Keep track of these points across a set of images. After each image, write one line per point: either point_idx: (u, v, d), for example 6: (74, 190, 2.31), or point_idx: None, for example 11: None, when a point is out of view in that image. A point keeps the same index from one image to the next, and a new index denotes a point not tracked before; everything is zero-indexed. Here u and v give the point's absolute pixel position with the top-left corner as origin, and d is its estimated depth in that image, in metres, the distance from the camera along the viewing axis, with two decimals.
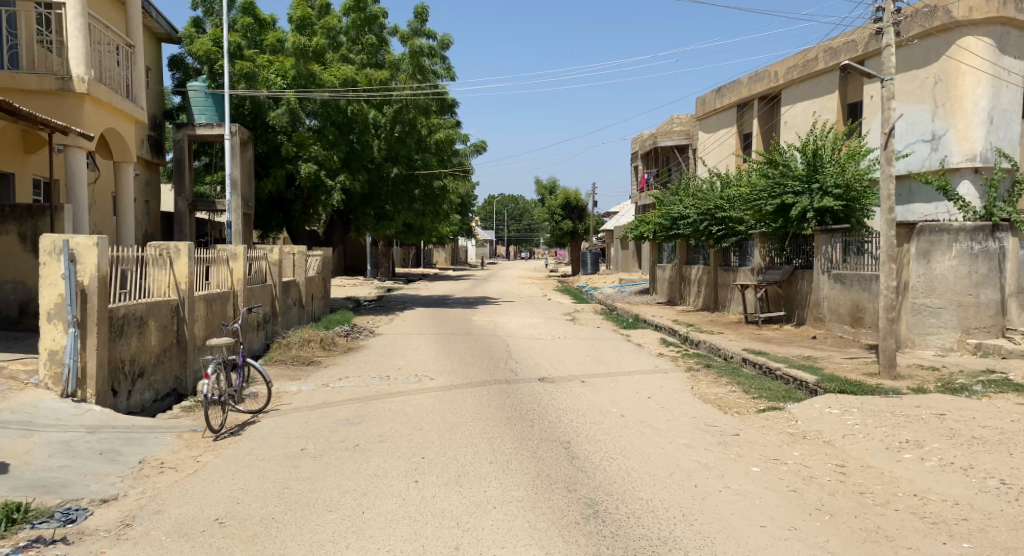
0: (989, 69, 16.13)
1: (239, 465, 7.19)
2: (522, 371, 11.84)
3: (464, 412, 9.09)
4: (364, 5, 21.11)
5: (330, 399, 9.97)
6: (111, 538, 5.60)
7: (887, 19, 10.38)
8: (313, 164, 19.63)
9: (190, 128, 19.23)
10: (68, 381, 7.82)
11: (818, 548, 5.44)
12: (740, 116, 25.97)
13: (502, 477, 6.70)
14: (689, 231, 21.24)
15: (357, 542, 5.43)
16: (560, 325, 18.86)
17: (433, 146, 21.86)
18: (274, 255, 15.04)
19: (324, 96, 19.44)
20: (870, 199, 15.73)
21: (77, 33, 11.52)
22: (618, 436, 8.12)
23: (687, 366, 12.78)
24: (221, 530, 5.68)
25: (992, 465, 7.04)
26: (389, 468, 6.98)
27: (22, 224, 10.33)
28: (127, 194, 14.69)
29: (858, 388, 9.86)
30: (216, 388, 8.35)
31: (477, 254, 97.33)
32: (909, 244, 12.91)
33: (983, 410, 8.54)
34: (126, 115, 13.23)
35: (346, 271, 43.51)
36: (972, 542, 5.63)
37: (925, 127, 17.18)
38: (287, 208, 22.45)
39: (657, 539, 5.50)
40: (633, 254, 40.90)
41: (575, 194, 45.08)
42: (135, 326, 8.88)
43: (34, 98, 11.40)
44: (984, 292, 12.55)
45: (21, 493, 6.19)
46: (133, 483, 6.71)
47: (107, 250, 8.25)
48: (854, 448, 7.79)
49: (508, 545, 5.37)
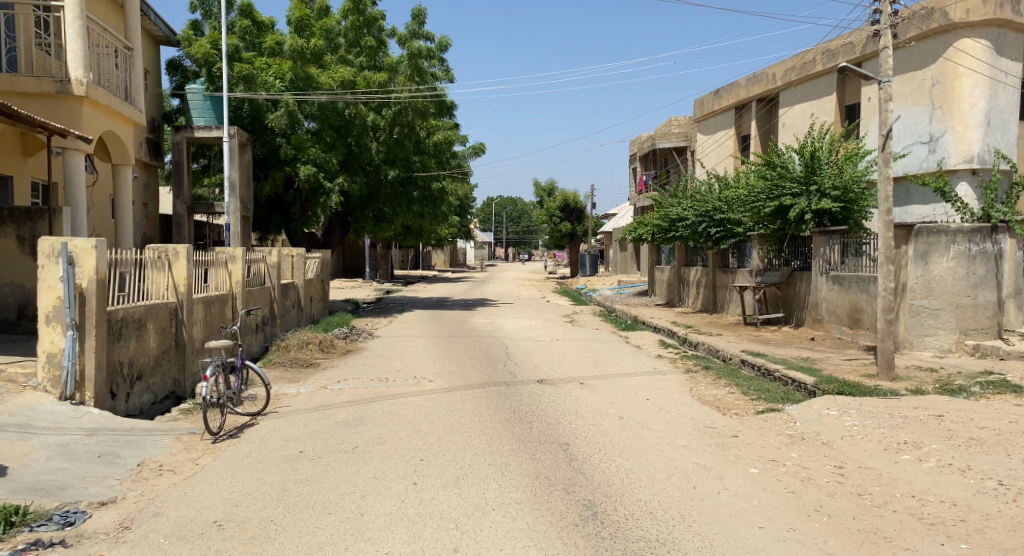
0: (986, 71, 16.17)
1: (237, 467, 7.19)
2: (521, 373, 11.83)
3: (462, 414, 9.09)
4: (363, 7, 21.31)
5: (328, 402, 9.98)
6: (110, 540, 5.60)
7: (885, 21, 10.39)
8: (312, 167, 19.50)
9: (188, 130, 19.16)
10: (67, 383, 7.82)
11: (816, 549, 5.45)
12: (739, 118, 26.00)
13: (500, 478, 6.70)
14: (687, 232, 21.22)
15: (356, 544, 5.44)
16: (559, 327, 18.84)
17: (432, 148, 22.42)
18: (274, 257, 15.06)
19: (322, 99, 19.51)
20: (867, 201, 15.76)
21: (75, 36, 11.47)
22: (617, 437, 8.13)
23: (686, 368, 12.79)
24: (219, 532, 5.68)
25: (990, 466, 7.05)
26: (387, 470, 6.98)
27: (21, 227, 10.32)
28: (125, 197, 14.69)
29: (856, 389, 9.88)
30: (216, 390, 8.37)
31: (476, 255, 97.30)
32: (907, 245, 12.99)
33: (980, 411, 8.55)
34: (125, 117, 13.24)
35: (344, 272, 43.42)
36: (970, 543, 5.64)
37: (923, 129, 17.22)
38: (285, 211, 22.52)
39: (656, 540, 5.51)
40: (632, 255, 40.78)
41: (574, 196, 44.98)
42: (133, 329, 8.88)
43: (33, 100, 11.42)
44: (982, 293, 12.52)
45: (19, 496, 6.18)
46: (132, 486, 6.71)
47: (107, 253, 8.26)
48: (852, 449, 7.80)
49: (507, 547, 5.38)
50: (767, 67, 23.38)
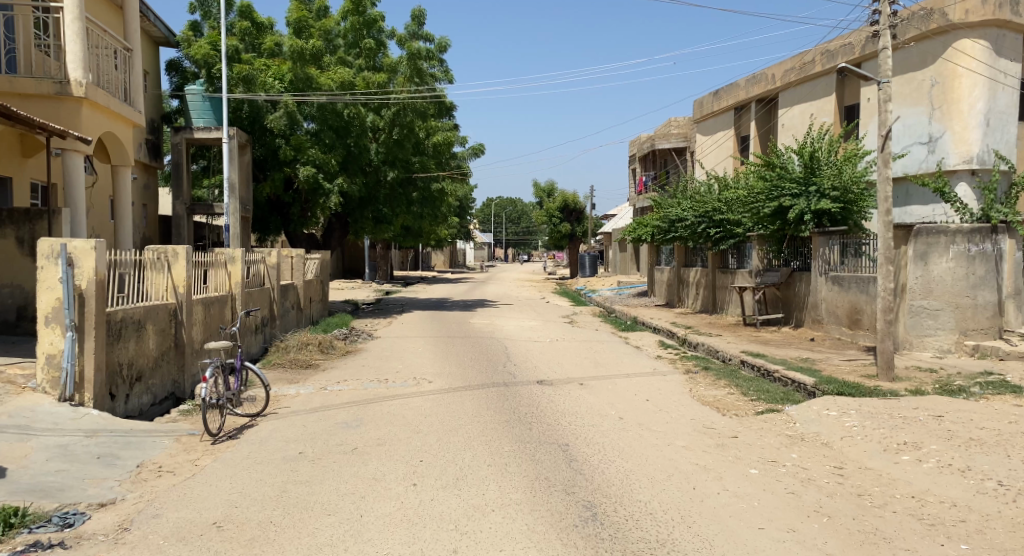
0: (985, 71, 16.18)
1: (237, 468, 7.18)
2: (520, 374, 11.81)
3: (462, 415, 9.08)
4: (363, 8, 21.27)
5: (328, 403, 9.98)
6: (109, 542, 5.60)
7: (883, 22, 10.41)
8: (311, 168, 19.40)
9: (188, 131, 19.12)
10: (66, 385, 7.82)
11: (816, 549, 5.45)
12: (738, 119, 26.02)
13: (500, 479, 6.70)
14: (687, 233, 21.24)
15: (356, 545, 5.43)
16: (558, 327, 18.81)
17: (431, 149, 22.41)
18: (273, 258, 15.06)
19: (321, 99, 19.53)
20: (867, 202, 15.78)
21: (74, 37, 11.44)
22: (616, 438, 8.13)
23: (686, 369, 12.77)
24: (218, 534, 5.67)
25: (990, 466, 7.05)
26: (386, 471, 6.97)
27: (20, 228, 10.30)
28: (125, 198, 14.67)
29: (856, 390, 9.88)
30: (215, 391, 8.36)
31: (475, 257, 97.20)
32: (907, 245, 13.00)
33: (980, 412, 8.56)
34: (125, 118, 13.25)
35: (344, 273, 43.35)
36: (970, 543, 5.64)
37: (922, 129, 17.23)
38: (284, 211, 22.54)
39: (656, 541, 5.51)
40: (632, 255, 40.74)
41: (574, 197, 44.95)
42: (133, 330, 8.88)
43: (32, 101, 11.43)
44: (981, 294, 12.54)
45: (18, 497, 6.17)
46: (131, 487, 6.70)
47: (106, 254, 8.26)
48: (852, 450, 7.80)
49: (507, 548, 5.38)
50: (767, 67, 23.36)
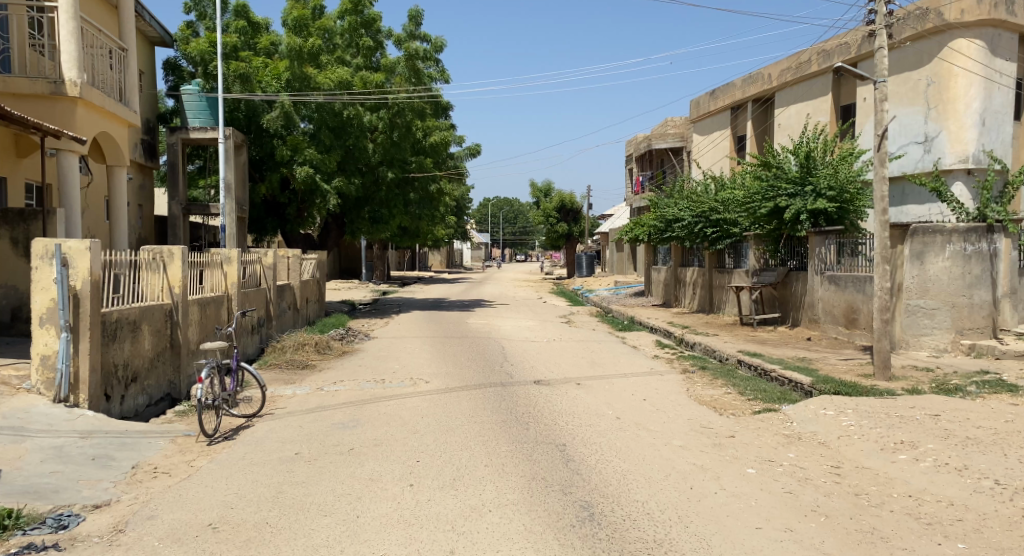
0: (981, 70, 16.22)
1: (232, 469, 7.15)
2: (517, 374, 11.76)
3: (459, 415, 9.06)
4: (361, 8, 21.34)
5: (324, 404, 9.95)
6: (104, 544, 5.57)
7: (881, 21, 10.29)
8: (308, 168, 19.21)
9: (184, 132, 18.93)
10: (61, 385, 7.80)
11: (813, 549, 5.43)
12: (734, 118, 25.90)
13: (497, 480, 6.68)
14: (685, 233, 21.34)
15: (352, 546, 5.42)
16: (556, 327, 18.80)
17: (428, 149, 22.72)
18: (269, 257, 14.95)
19: (320, 99, 19.33)
20: (862, 202, 15.96)
21: (69, 37, 11.42)
22: (614, 437, 8.13)
23: (682, 367, 12.81)
24: (213, 535, 5.65)
25: (987, 465, 7.03)
26: (383, 471, 6.95)
27: (14, 228, 10.26)
28: (119, 198, 14.60)
29: (852, 388, 9.91)
30: (211, 391, 8.32)
31: (471, 257, 97.12)
32: (902, 245, 12.90)
33: (976, 410, 8.56)
34: (120, 118, 13.23)
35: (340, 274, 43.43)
36: (967, 543, 5.62)
37: (919, 129, 17.21)
38: (281, 212, 22.40)
39: (654, 541, 5.50)
40: (630, 256, 40.68)
41: (569, 196, 45.05)
42: (128, 330, 8.86)
43: (25, 101, 11.40)
44: (978, 293, 12.59)
45: (11, 500, 6.14)
46: (126, 488, 6.68)
47: (101, 254, 8.19)
48: (849, 449, 7.80)
49: (503, 549, 5.35)
50: (765, 67, 23.30)
